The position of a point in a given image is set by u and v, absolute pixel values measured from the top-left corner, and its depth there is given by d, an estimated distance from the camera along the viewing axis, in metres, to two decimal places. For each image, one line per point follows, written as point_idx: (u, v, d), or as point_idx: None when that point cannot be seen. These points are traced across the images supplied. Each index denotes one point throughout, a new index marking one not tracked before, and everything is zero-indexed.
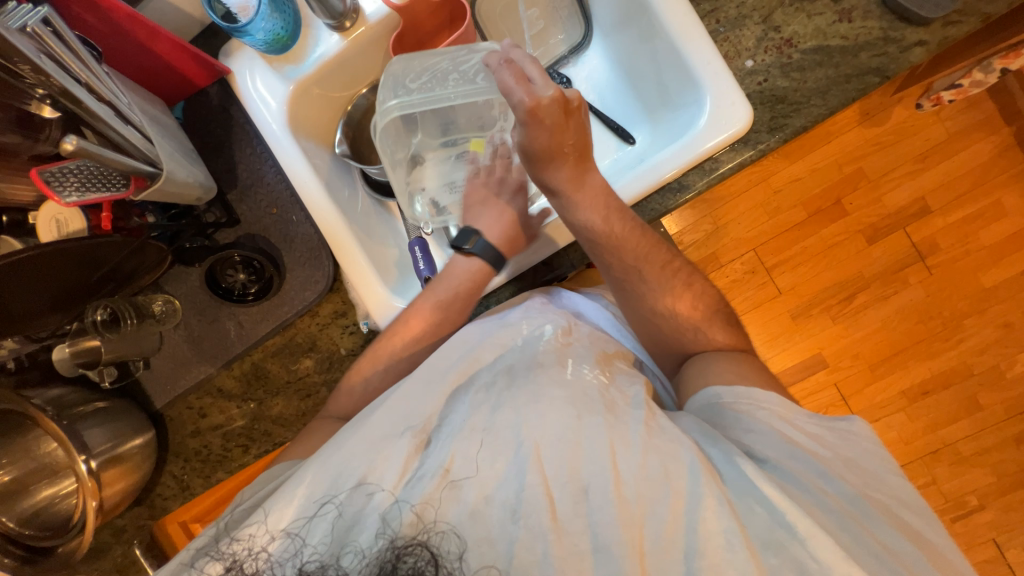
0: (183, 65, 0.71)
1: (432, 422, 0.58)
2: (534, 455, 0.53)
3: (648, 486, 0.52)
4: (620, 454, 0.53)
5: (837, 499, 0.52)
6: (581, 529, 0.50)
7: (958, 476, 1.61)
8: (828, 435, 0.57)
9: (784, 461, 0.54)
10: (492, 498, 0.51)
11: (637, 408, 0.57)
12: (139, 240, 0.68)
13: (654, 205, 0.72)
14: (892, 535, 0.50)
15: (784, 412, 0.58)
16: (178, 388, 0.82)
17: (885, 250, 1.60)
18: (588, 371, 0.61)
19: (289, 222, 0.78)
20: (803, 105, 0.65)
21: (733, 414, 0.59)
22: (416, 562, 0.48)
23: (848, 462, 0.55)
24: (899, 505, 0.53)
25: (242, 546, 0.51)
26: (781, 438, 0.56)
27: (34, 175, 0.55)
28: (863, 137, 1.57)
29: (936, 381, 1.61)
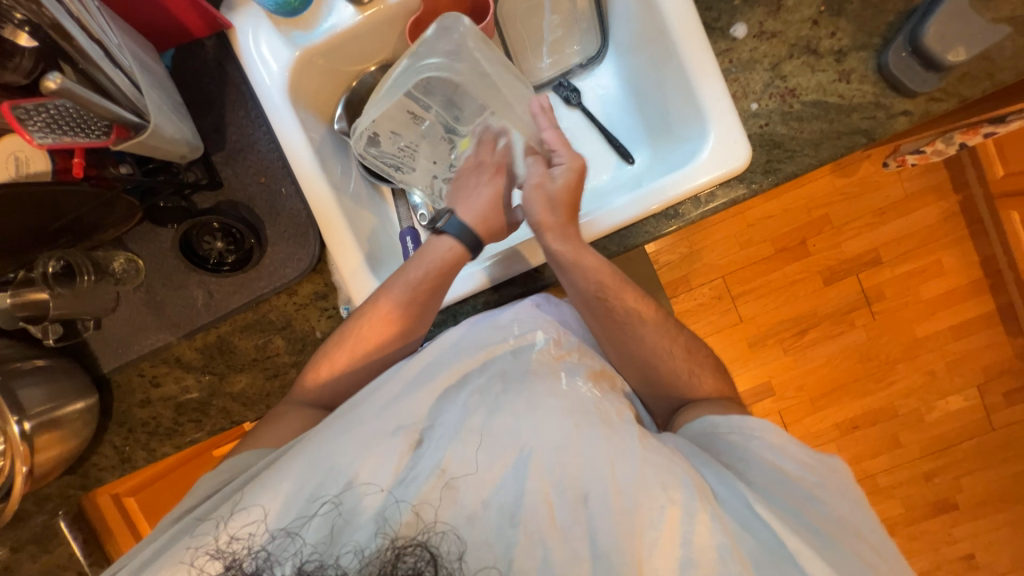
0: (181, 12, 0.66)
1: (424, 420, 0.60)
2: (534, 464, 0.55)
3: (646, 497, 0.54)
4: (618, 465, 0.55)
5: (821, 522, 0.57)
6: (582, 537, 0.53)
7: (873, 505, 1.76)
8: (818, 463, 0.61)
9: (772, 486, 0.59)
10: (490, 503, 0.53)
11: (628, 422, 0.59)
12: (112, 193, 0.64)
13: (648, 228, 0.73)
14: (865, 553, 0.55)
15: (778, 441, 0.62)
16: (131, 352, 0.77)
17: (838, 292, 1.72)
18: (582, 384, 0.63)
19: (277, 194, 0.74)
20: (797, 153, 0.69)
21: (727, 442, 0.64)
22: (416, 562, 0.50)
23: (833, 489, 0.59)
24: (873, 530, 0.58)
25: (242, 544, 0.52)
26: (771, 466, 0.60)
27: (4, 109, 0.49)
28: (832, 186, 1.68)
29: (866, 417, 1.75)
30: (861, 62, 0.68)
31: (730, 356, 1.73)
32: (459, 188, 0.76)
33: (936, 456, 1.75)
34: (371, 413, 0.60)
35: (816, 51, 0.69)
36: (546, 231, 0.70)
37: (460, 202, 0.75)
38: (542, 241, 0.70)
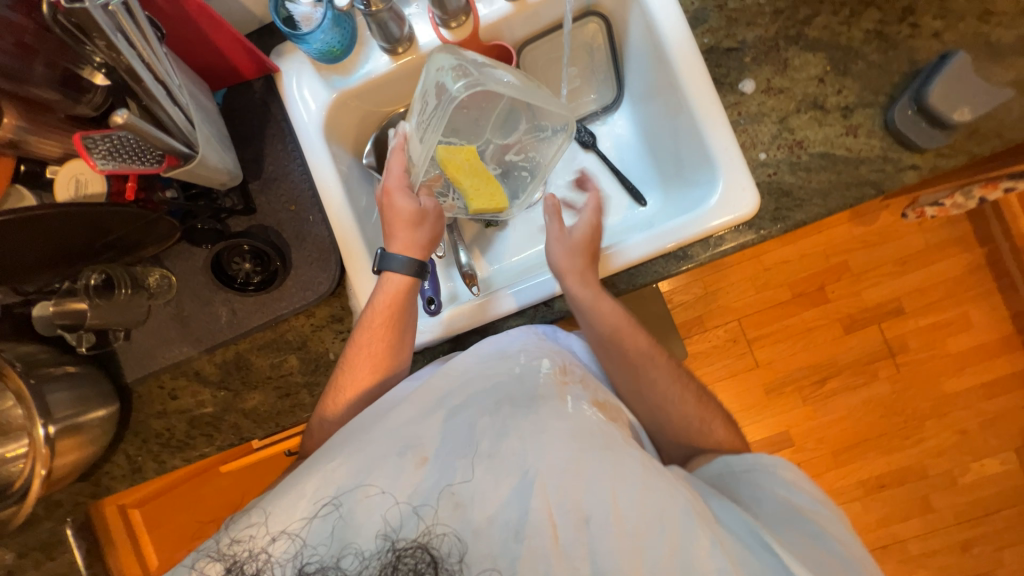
0: (235, 57, 0.74)
1: (429, 437, 0.60)
2: (537, 484, 0.54)
3: (646, 522, 0.53)
4: (620, 491, 0.54)
5: (831, 558, 0.56)
6: (583, 556, 0.52)
7: (904, 575, 1.63)
8: (834, 504, 0.62)
9: (782, 520, 0.59)
10: (493, 519, 0.53)
11: (631, 446, 0.59)
12: (156, 214, 0.70)
13: (657, 269, 0.75)
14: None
15: (791, 477, 0.64)
16: (154, 364, 0.81)
17: (859, 341, 1.67)
18: (588, 410, 0.63)
19: (305, 221, 0.79)
20: (805, 202, 0.71)
21: (741, 482, 0.65)
22: (416, 563, 0.52)
23: (846, 528, 0.60)
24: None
25: (243, 547, 0.55)
26: (784, 503, 0.61)
27: (76, 138, 0.54)
28: (851, 233, 1.68)
29: (893, 476, 1.65)
30: (868, 118, 0.71)
31: (746, 403, 1.69)
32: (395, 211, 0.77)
33: (972, 524, 1.63)
34: (377, 428, 0.62)
35: (823, 106, 0.71)
36: (567, 277, 0.72)
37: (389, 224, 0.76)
38: (563, 284, 0.72)
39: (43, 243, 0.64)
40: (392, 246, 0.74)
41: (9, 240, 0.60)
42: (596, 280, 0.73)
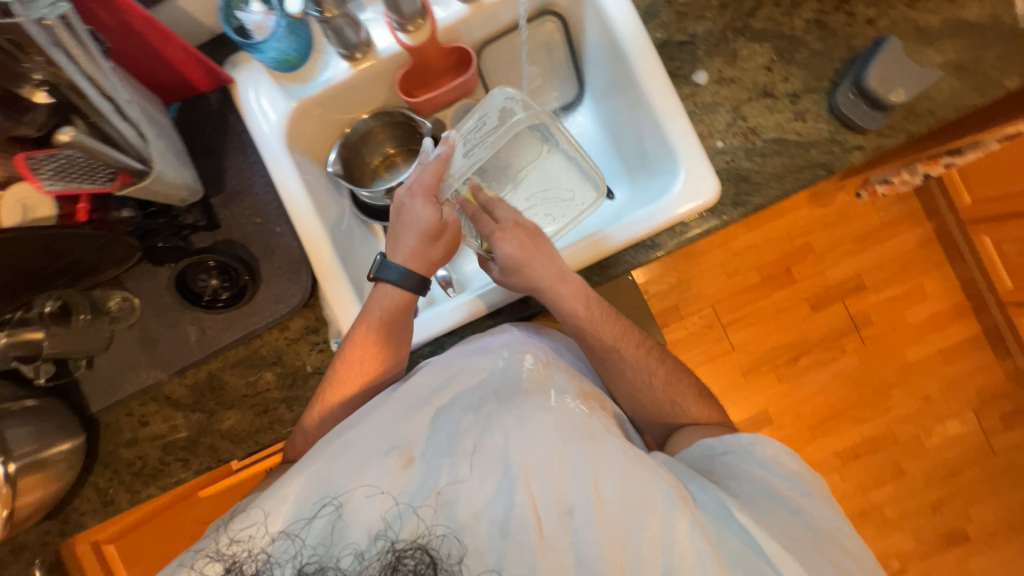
0: (187, 69, 0.72)
1: (418, 437, 0.61)
2: (523, 477, 0.55)
3: (628, 510, 0.54)
4: (603, 479, 0.56)
5: (805, 532, 0.59)
6: (569, 548, 0.53)
7: (883, 538, 1.71)
8: (807, 476, 0.65)
9: (761, 498, 0.62)
10: (480, 515, 0.54)
11: (613, 435, 0.61)
12: (112, 235, 0.67)
13: (627, 259, 0.77)
14: (844, 560, 0.58)
15: (767, 454, 0.66)
16: (121, 392, 0.78)
17: (826, 318, 1.75)
18: (569, 401, 0.63)
19: (272, 233, 0.78)
20: (762, 186, 0.74)
21: (722, 463, 0.67)
22: (416, 564, 0.52)
23: (818, 498, 0.63)
24: (857, 543, 0.61)
25: (242, 547, 0.54)
26: (761, 482, 0.64)
27: (18, 159, 0.52)
28: (811, 215, 1.75)
29: (866, 445, 1.73)
30: (814, 103, 0.74)
31: (725, 385, 1.74)
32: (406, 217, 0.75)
33: (941, 484, 1.72)
34: (363, 431, 0.61)
35: (772, 94, 0.75)
36: (546, 284, 0.72)
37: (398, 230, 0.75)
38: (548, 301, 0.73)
39: None
40: (399, 251, 0.73)
41: None
42: (575, 279, 0.73)
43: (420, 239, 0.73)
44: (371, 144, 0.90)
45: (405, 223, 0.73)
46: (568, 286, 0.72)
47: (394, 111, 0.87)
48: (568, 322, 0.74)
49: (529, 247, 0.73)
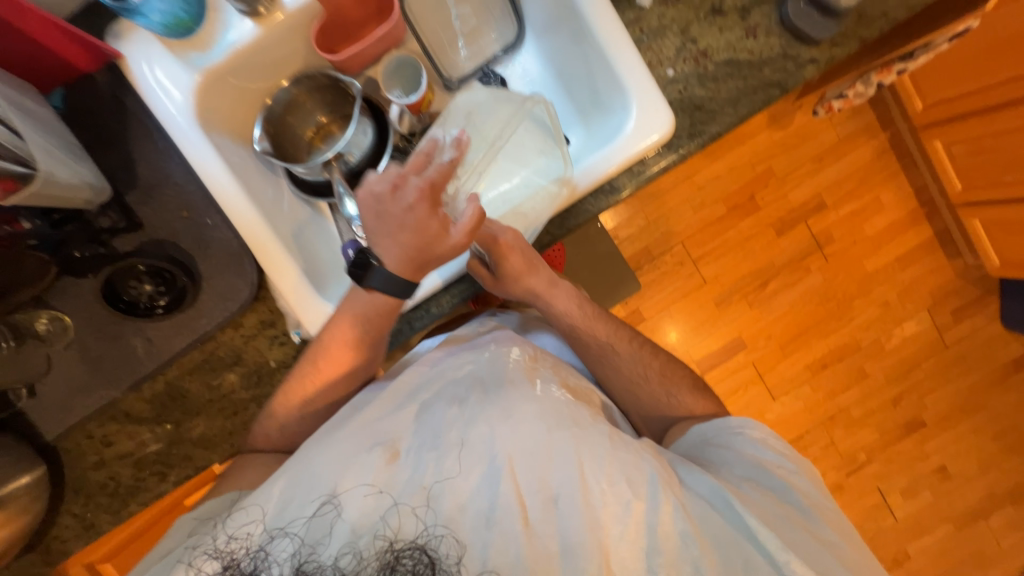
0: (59, 45, 0.61)
1: (403, 437, 0.63)
2: (507, 467, 0.58)
3: (612, 494, 0.59)
4: (587, 467, 0.60)
5: (785, 506, 0.66)
6: (551, 533, 0.57)
7: (851, 436, 1.85)
8: (788, 453, 0.72)
9: (748, 477, 0.68)
10: (466, 507, 0.57)
11: (600, 422, 0.65)
12: (14, 251, 0.61)
13: (588, 207, 0.73)
14: (820, 528, 0.65)
15: (757, 436, 0.72)
16: (73, 416, 0.72)
17: (791, 240, 1.79)
18: (554, 391, 0.67)
19: (204, 226, 0.71)
20: (717, 113, 0.70)
21: (714, 447, 0.73)
22: (414, 564, 0.53)
23: (802, 475, 0.70)
24: (833, 512, 0.68)
25: (240, 545, 0.57)
26: (750, 462, 0.70)
27: None
28: (771, 139, 1.74)
29: (833, 355, 1.84)
30: (764, 17, 0.70)
31: (701, 318, 1.78)
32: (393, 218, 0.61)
33: (900, 381, 1.85)
34: (354, 438, 0.63)
35: (720, 10, 0.70)
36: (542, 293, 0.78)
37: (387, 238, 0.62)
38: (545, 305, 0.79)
39: None
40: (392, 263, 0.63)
41: None
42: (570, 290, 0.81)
43: (419, 245, 0.62)
44: (298, 113, 0.81)
45: (404, 225, 0.61)
46: (561, 298, 0.80)
47: (318, 73, 0.78)
48: (562, 320, 0.80)
49: (529, 264, 0.74)
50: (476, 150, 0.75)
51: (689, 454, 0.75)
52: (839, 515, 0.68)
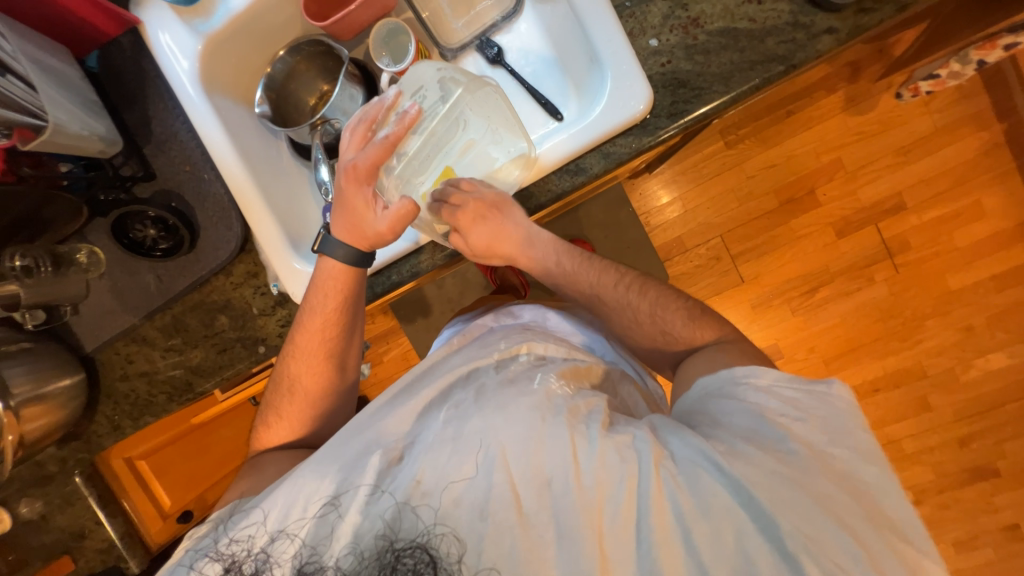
0: (88, 13, 0.70)
1: (404, 440, 0.59)
2: (500, 457, 0.53)
3: (605, 471, 0.52)
4: (579, 448, 0.54)
5: (786, 463, 0.51)
6: (547, 520, 0.51)
7: (900, 471, 1.61)
8: (803, 398, 0.56)
9: (753, 431, 0.54)
10: (460, 500, 0.52)
11: (593, 412, 0.58)
12: (45, 190, 0.70)
13: (551, 186, 0.71)
14: (825, 485, 0.50)
15: (763, 384, 0.58)
16: (104, 334, 0.86)
17: (854, 244, 1.55)
18: (555, 383, 0.61)
19: (201, 180, 0.79)
20: (704, 91, 0.64)
21: (715, 399, 0.59)
22: (414, 563, 0.50)
23: (815, 423, 0.54)
24: (854, 468, 0.52)
25: (241, 547, 0.54)
26: (754, 413, 0.55)
27: None
28: (845, 125, 1.51)
29: (888, 379, 1.59)
30: None
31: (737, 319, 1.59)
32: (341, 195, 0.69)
33: (973, 419, 1.57)
34: (359, 426, 0.61)
35: None
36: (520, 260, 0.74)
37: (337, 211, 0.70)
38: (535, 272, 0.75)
39: None
40: (334, 232, 0.71)
41: None
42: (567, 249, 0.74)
43: (355, 219, 0.69)
44: (299, 82, 0.85)
45: (345, 205, 0.69)
46: (538, 250, 0.73)
47: (314, 39, 0.82)
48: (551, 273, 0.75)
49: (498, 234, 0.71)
50: (418, 130, 0.70)
51: (688, 405, 0.61)
52: (864, 471, 0.52)
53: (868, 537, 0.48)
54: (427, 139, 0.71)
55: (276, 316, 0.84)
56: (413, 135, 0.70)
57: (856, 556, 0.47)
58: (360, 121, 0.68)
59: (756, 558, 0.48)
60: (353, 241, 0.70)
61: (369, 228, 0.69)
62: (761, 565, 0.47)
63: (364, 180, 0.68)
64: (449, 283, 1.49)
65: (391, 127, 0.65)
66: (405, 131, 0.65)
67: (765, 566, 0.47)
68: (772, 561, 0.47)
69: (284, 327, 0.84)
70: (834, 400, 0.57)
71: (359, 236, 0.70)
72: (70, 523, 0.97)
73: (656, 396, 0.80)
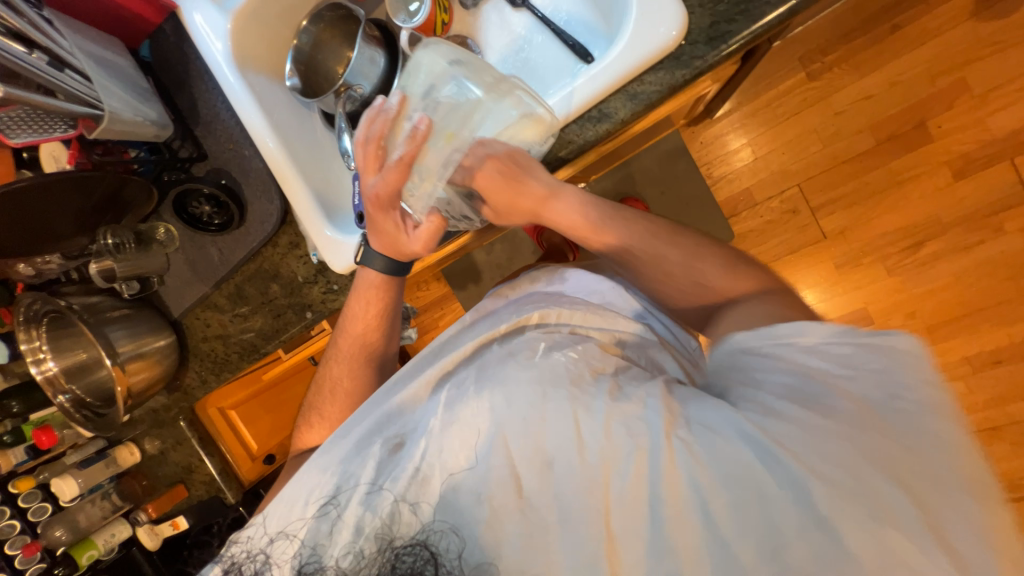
0: (126, 0, 0.75)
1: (409, 425, 0.59)
2: (500, 440, 0.51)
3: (610, 449, 0.49)
4: (583, 423, 0.50)
5: (832, 417, 0.44)
6: (549, 503, 0.49)
7: (1021, 457, 1.34)
8: (857, 353, 0.48)
9: (798, 396, 0.46)
10: (460, 486, 0.51)
11: (601, 379, 0.54)
12: (121, 175, 0.78)
13: (572, 137, 0.65)
14: (886, 446, 0.43)
15: (813, 342, 0.50)
16: (185, 302, 0.96)
17: (978, 186, 1.26)
18: (559, 351, 0.57)
19: (244, 157, 0.84)
20: (752, 5, 0.56)
21: (750, 357, 0.51)
22: (415, 562, 0.48)
23: (867, 380, 0.47)
24: (925, 428, 0.44)
25: (241, 548, 0.58)
26: (795, 371, 0.48)
27: None
28: (975, 34, 1.20)
29: (1014, 349, 1.31)
30: None
31: (815, 281, 1.37)
32: (375, 225, 0.69)
33: None
34: (379, 400, 0.64)
35: None
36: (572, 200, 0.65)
37: (374, 234, 0.71)
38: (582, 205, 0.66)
39: (66, 213, 0.80)
40: (372, 246, 0.72)
41: (29, 209, 0.74)
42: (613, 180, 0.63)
43: (392, 241, 0.70)
44: (326, 51, 0.84)
45: (378, 229, 0.70)
46: None
47: (333, 4, 0.82)
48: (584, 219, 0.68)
49: (519, 191, 0.63)
50: (433, 140, 0.62)
51: (722, 364, 0.54)
52: (931, 418, 0.45)
53: (922, 491, 0.42)
54: (444, 150, 0.62)
55: (318, 283, 0.90)
56: (430, 148, 0.62)
57: (906, 514, 0.41)
58: (368, 138, 0.64)
59: (784, 527, 0.43)
60: (393, 256, 0.72)
61: (408, 246, 0.70)
62: (786, 535, 0.42)
63: (388, 205, 0.67)
64: (498, 249, 1.48)
65: (404, 146, 0.61)
66: (420, 149, 0.60)
67: (795, 541, 0.42)
68: (800, 526, 0.42)
69: (326, 293, 0.90)
70: (906, 346, 0.48)
71: (400, 252, 0.71)
72: (181, 459, 1.16)
73: (686, 343, 0.73)
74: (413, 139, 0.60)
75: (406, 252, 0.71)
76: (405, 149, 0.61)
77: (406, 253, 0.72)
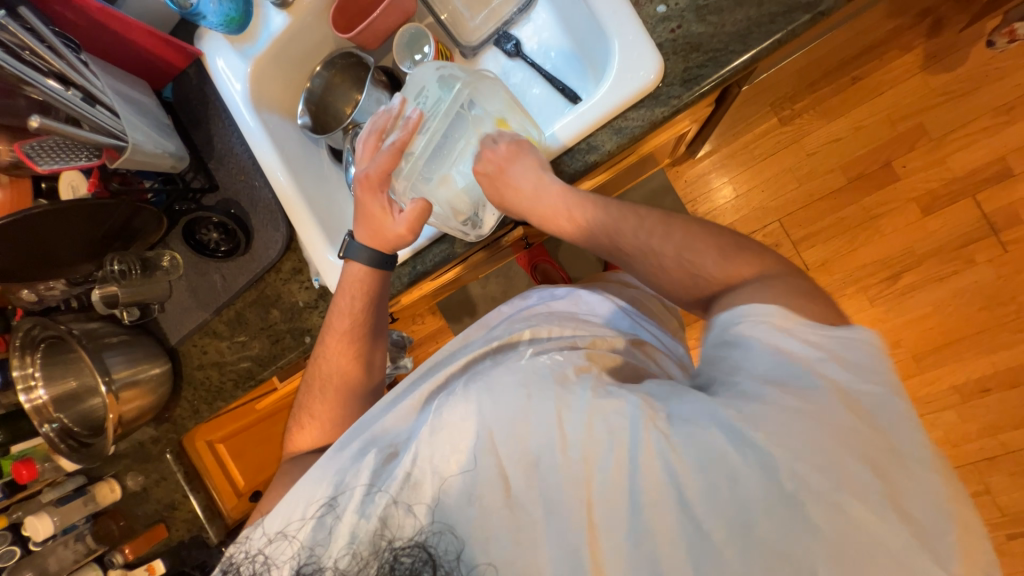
0: (157, 49, 0.82)
1: (400, 438, 0.59)
2: (488, 441, 0.52)
3: (593, 445, 0.50)
4: (565, 420, 0.51)
5: (804, 398, 0.44)
6: (536, 499, 0.50)
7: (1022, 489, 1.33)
8: (826, 338, 0.48)
9: (780, 377, 0.46)
10: (451, 487, 0.52)
11: (585, 377, 0.54)
12: (135, 204, 0.83)
13: (564, 167, 0.71)
14: (846, 419, 0.43)
15: (792, 324, 0.49)
16: (184, 329, 0.97)
17: (946, 220, 1.34)
18: (545, 354, 0.58)
19: (254, 187, 0.89)
20: (720, 52, 0.63)
21: (730, 342, 0.51)
22: (414, 561, 0.51)
23: (839, 364, 0.47)
24: (886, 409, 0.45)
25: (239, 548, 0.60)
26: (775, 353, 0.48)
27: (17, 149, 0.71)
28: (926, 86, 1.33)
29: (1000, 377, 1.34)
30: None
31: None
32: (361, 207, 0.75)
33: None
34: (372, 418, 0.64)
35: None
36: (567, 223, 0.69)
37: (359, 220, 0.76)
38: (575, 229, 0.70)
39: (76, 239, 0.83)
40: (357, 235, 0.76)
41: (44, 235, 0.77)
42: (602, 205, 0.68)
43: (375, 225, 0.74)
44: (336, 93, 0.92)
45: (365, 214, 0.74)
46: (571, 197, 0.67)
47: (345, 52, 0.90)
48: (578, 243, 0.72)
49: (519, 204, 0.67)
50: (423, 131, 0.74)
51: (709, 353, 0.54)
52: (896, 404, 0.46)
53: (882, 466, 0.42)
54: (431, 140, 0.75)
55: (319, 308, 0.92)
56: (419, 137, 0.74)
57: (869, 487, 0.42)
58: (371, 132, 0.74)
59: (751, 502, 0.44)
60: (377, 245, 0.75)
61: (388, 230, 0.73)
62: (754, 512, 0.43)
63: (378, 187, 0.73)
64: (493, 283, 1.52)
65: (399, 133, 0.71)
66: (412, 135, 0.71)
67: (762, 517, 0.43)
68: (765, 501, 0.43)
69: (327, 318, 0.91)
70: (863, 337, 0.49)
71: (383, 239, 0.74)
72: (164, 496, 1.11)
73: (677, 352, 0.76)
74: (405, 126, 0.71)
75: (388, 239, 0.74)
76: (399, 133, 0.71)
77: (389, 242, 0.74)
